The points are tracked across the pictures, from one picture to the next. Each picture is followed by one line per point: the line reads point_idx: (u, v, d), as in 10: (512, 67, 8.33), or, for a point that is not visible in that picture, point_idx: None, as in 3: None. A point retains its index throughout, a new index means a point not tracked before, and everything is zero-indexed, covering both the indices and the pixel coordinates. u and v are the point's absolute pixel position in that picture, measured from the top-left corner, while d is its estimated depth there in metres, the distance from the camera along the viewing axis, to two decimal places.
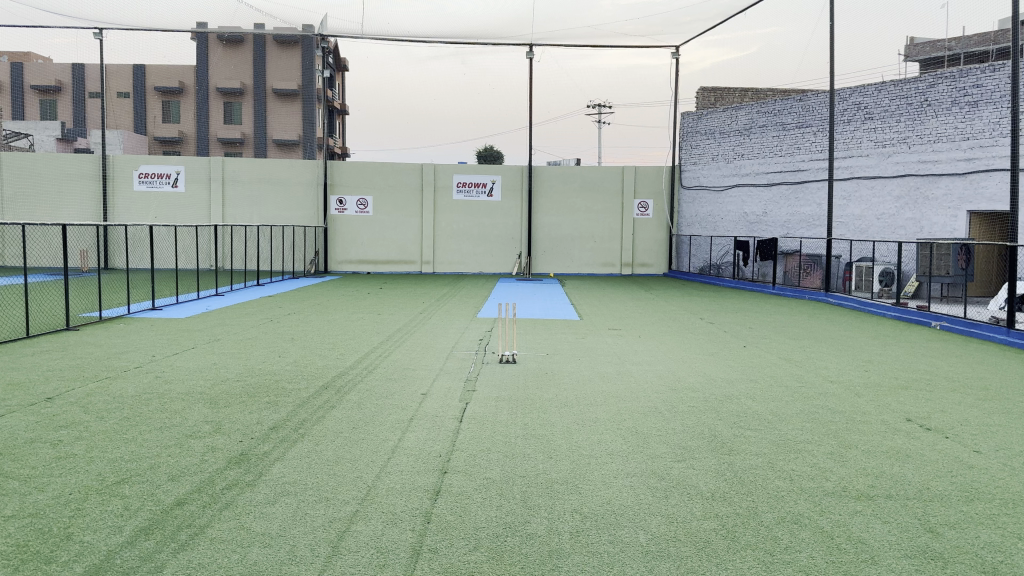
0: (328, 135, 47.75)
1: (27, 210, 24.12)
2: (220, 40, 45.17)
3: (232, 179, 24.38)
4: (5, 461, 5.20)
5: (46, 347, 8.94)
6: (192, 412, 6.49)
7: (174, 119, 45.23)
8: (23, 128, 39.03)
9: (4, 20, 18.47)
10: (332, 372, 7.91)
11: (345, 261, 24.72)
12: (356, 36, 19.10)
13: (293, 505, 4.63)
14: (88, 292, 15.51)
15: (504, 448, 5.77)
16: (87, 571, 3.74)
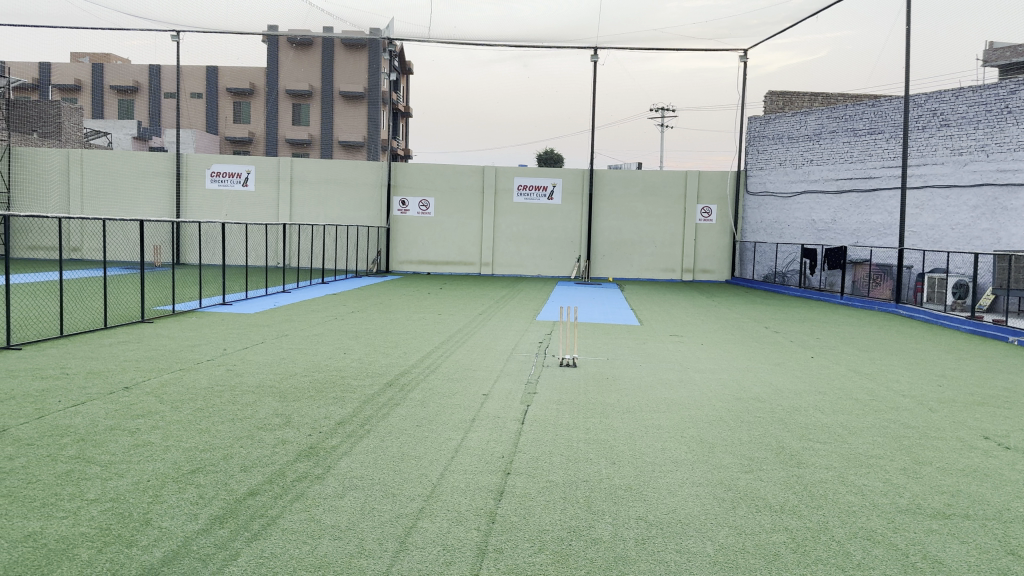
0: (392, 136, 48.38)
1: (105, 206, 25.02)
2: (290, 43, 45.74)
3: (300, 179, 24.91)
4: (88, 447, 5.40)
5: (123, 338, 9.27)
6: (263, 404, 6.65)
7: (245, 120, 46.54)
8: (101, 126, 40.63)
9: (87, 23, 19.24)
10: (395, 371, 8.00)
11: (406, 261, 25.02)
12: (422, 39, 19.37)
13: (360, 499, 4.70)
14: (161, 286, 16.04)
15: (567, 451, 5.75)
16: (165, 556, 3.85)
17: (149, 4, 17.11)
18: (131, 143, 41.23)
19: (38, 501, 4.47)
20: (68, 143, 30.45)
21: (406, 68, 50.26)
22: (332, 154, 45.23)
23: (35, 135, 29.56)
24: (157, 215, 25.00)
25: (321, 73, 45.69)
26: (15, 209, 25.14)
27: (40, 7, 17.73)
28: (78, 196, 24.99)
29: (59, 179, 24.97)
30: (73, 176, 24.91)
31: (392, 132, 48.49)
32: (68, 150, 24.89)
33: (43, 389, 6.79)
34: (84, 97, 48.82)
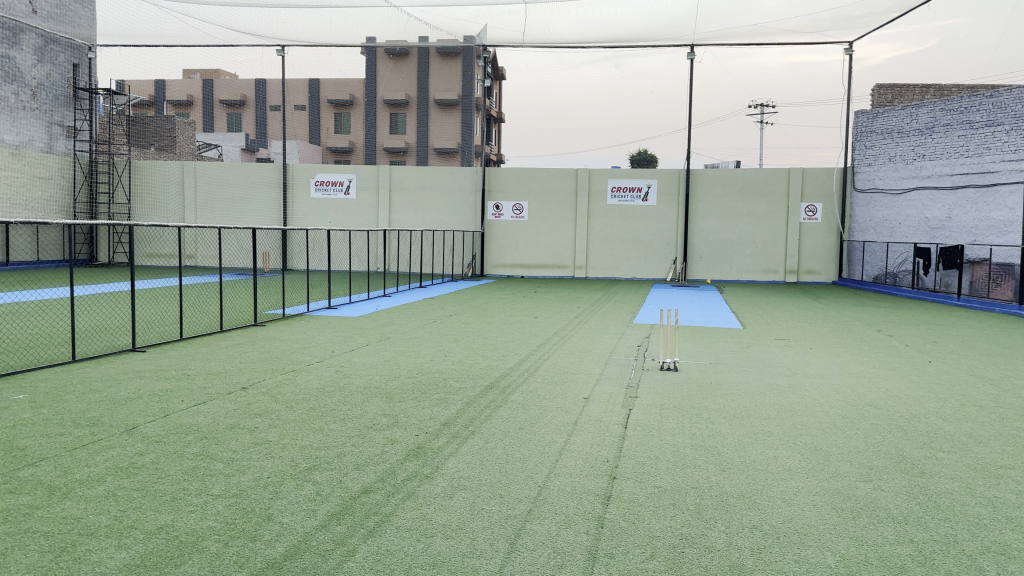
0: (486, 142, 48.86)
1: (217, 216, 26.27)
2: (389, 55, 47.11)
3: (398, 186, 25.51)
4: (211, 445, 5.67)
5: (238, 340, 9.71)
6: (371, 404, 6.83)
7: (346, 130, 47.93)
8: (213, 139, 42.81)
9: (199, 41, 20.30)
10: (497, 373, 8.07)
11: (501, 265, 25.29)
12: (516, 45, 19.58)
13: (470, 499, 4.76)
14: (271, 290, 16.76)
15: (674, 456, 5.66)
16: (287, 551, 3.99)
17: (257, 22, 17.95)
18: (240, 155, 43.32)
19: (168, 495, 4.72)
20: (182, 155, 32.14)
21: (499, 74, 50.60)
22: (427, 161, 46.11)
23: (152, 149, 31.25)
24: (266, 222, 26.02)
25: (417, 82, 46.56)
26: (136, 219, 26.73)
27: (158, 28, 18.84)
28: (193, 205, 26.29)
29: (175, 189, 26.32)
30: (188, 187, 26.24)
31: (486, 138, 48.88)
32: (183, 162, 26.26)
33: (168, 388, 7.19)
34: (197, 112, 51.36)
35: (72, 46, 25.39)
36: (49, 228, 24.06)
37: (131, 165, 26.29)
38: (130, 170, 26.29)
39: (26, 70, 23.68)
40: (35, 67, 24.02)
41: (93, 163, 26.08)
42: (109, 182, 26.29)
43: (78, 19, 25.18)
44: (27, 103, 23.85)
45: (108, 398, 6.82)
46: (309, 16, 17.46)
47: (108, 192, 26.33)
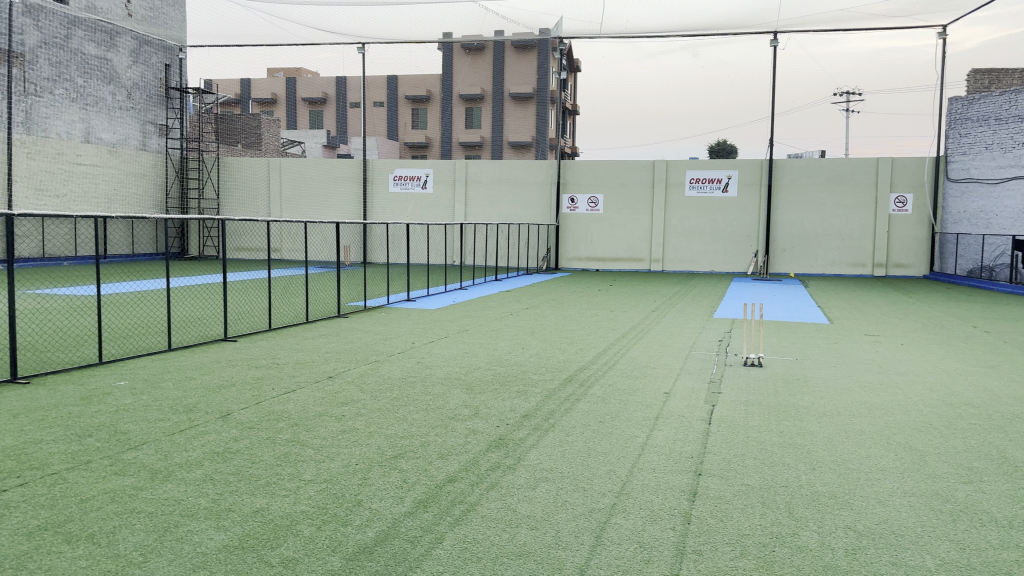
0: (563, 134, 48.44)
1: (300, 211, 27.05)
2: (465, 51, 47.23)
3: (474, 180, 25.76)
4: (301, 432, 5.86)
5: (323, 331, 9.98)
6: (452, 395, 6.92)
7: (422, 125, 49.12)
8: (296, 137, 44.09)
9: (283, 40, 20.86)
10: (575, 366, 8.06)
11: (575, 258, 25.25)
12: (594, 36, 19.40)
13: (553, 491, 4.77)
14: (353, 283, 17.17)
15: (760, 454, 5.55)
16: (378, 536, 4.08)
17: (338, 19, 18.30)
18: (321, 151, 44.52)
19: (263, 479, 4.90)
20: (268, 152, 33.23)
21: (574, 66, 50.16)
22: (502, 155, 46.22)
23: (240, 146, 32.37)
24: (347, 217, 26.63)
25: (492, 76, 46.52)
26: (225, 214, 27.80)
27: (245, 28, 19.39)
28: (278, 200, 27.16)
29: (261, 185, 27.24)
30: (273, 182, 27.13)
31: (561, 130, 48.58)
32: (270, 159, 27.16)
33: (258, 376, 7.46)
34: (279, 109, 52.83)
35: (164, 47, 26.41)
36: (143, 223, 25.23)
37: (220, 163, 27.45)
38: (219, 167, 27.52)
39: (122, 71, 24.77)
40: (130, 68, 25.09)
41: (183, 160, 27.19)
42: (200, 179, 27.41)
43: (169, 22, 26.53)
44: (124, 103, 24.95)
45: (203, 386, 7.11)
46: (387, 12, 17.69)
47: (198, 187, 27.47)
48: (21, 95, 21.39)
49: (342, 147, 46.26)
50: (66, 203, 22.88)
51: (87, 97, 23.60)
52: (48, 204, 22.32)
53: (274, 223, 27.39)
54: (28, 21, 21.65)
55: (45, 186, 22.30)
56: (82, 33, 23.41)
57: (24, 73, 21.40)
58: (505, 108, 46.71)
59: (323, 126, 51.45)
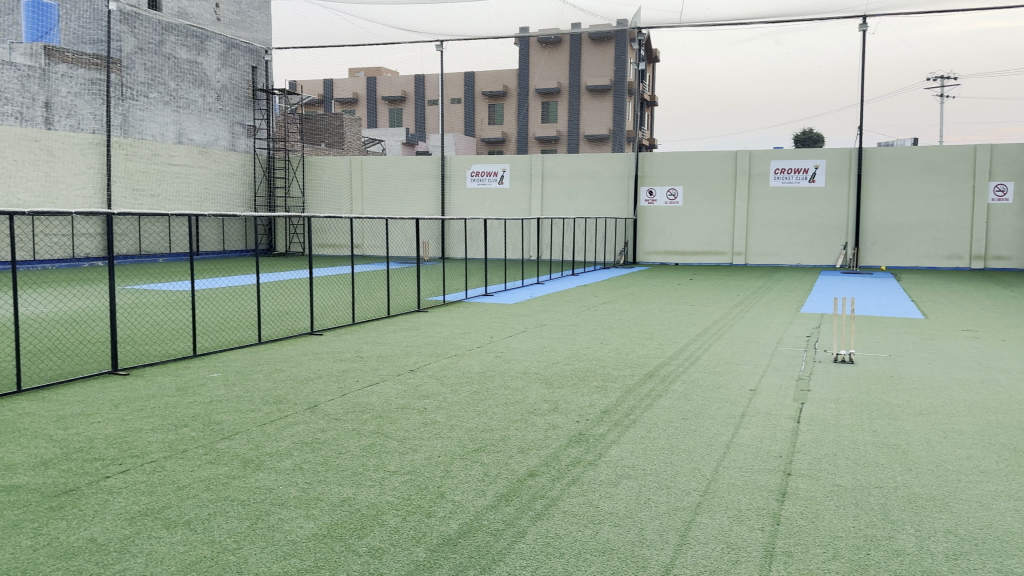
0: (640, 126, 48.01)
1: (380, 208, 27.61)
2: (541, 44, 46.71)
3: (551, 174, 25.74)
4: (385, 423, 5.98)
5: (404, 325, 10.16)
6: (532, 390, 6.94)
7: (498, 120, 49.61)
8: (377, 135, 45.04)
9: (364, 40, 21.30)
10: (656, 362, 7.96)
11: (654, 252, 24.95)
12: (673, 26, 19.09)
13: (636, 488, 4.72)
14: (433, 278, 17.41)
15: (852, 453, 5.35)
16: (461, 529, 4.12)
17: (417, 18, 18.56)
18: (401, 149, 45.35)
19: (349, 470, 5.01)
20: (349, 151, 34.03)
21: (652, 57, 49.54)
22: (578, 148, 46.27)
23: (323, 145, 33.29)
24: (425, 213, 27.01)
25: (569, 69, 46.45)
26: (310, 212, 28.60)
27: (328, 28, 19.84)
28: (360, 197, 27.78)
29: (343, 182, 27.90)
30: (355, 180, 27.72)
31: (639, 122, 48.15)
32: (351, 157, 27.78)
33: (343, 369, 7.66)
34: (360, 108, 53.98)
35: (251, 50, 27.44)
36: (234, 221, 26.23)
37: (305, 162, 28.29)
38: (304, 166, 28.35)
39: (212, 74, 25.83)
40: (219, 70, 26.15)
41: (270, 160, 28.12)
42: (285, 177, 28.28)
43: (255, 25, 27.94)
44: (214, 105, 26.03)
45: (291, 378, 7.34)
46: (466, 9, 17.84)
47: (284, 186, 28.34)
48: (119, 100, 22.50)
49: (421, 144, 46.98)
50: (161, 202, 23.80)
51: (179, 100, 24.68)
52: (145, 204, 23.35)
53: (356, 220, 28.03)
54: (125, 29, 22.85)
55: (141, 186, 23.28)
56: (175, 39, 24.47)
57: (121, 78, 22.54)
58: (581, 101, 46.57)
59: (402, 124, 52.42)
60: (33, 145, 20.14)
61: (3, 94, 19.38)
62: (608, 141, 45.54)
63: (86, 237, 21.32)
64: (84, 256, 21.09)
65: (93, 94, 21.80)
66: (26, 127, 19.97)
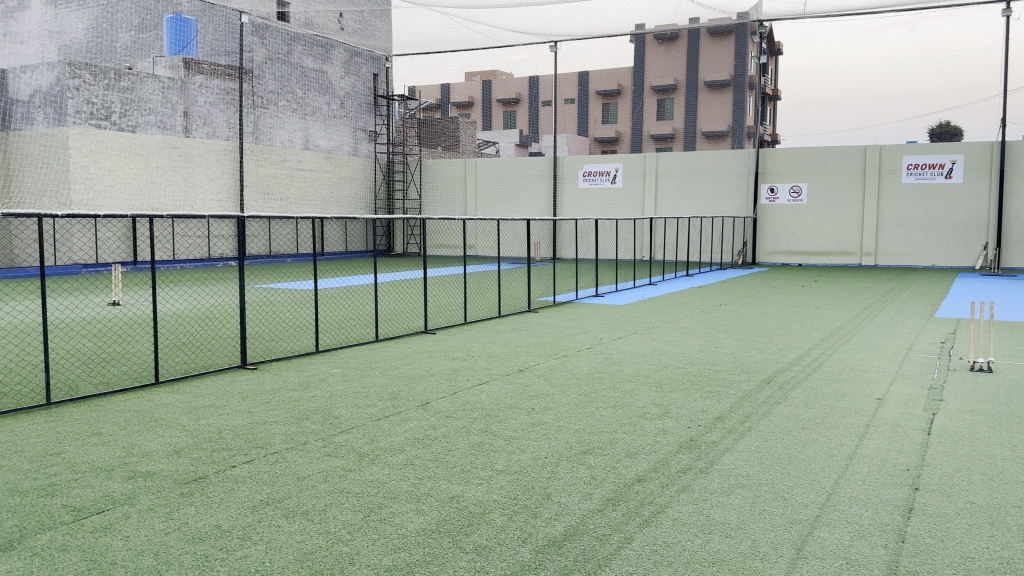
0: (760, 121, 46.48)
1: (494, 209, 27.98)
2: (658, 40, 46.43)
3: (665, 173, 25.26)
4: (494, 422, 6.05)
5: (514, 325, 10.23)
6: (642, 393, 6.83)
7: (612, 119, 48.95)
8: (491, 137, 45.74)
9: (479, 44, 21.63)
10: (774, 367, 7.65)
11: (775, 252, 24.07)
12: (796, 17, 18.34)
13: (750, 499, 4.54)
14: (544, 278, 17.45)
15: (990, 469, 4.95)
16: (567, 532, 4.10)
17: (531, 20, 18.69)
18: (514, 150, 45.86)
19: (458, 467, 5.10)
20: (464, 153, 34.67)
21: (775, 49, 47.68)
22: (695, 145, 45.37)
23: (440, 148, 34.11)
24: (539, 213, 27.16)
25: (686, 64, 45.40)
26: (426, 213, 29.35)
27: (444, 34, 20.36)
28: (474, 198, 28.24)
29: (458, 184, 28.46)
30: (469, 182, 28.21)
31: (760, 117, 46.58)
32: (466, 159, 28.29)
33: (455, 368, 7.80)
34: (476, 112, 54.81)
35: (372, 58, 28.54)
36: (355, 223, 27.31)
37: (422, 165, 29.09)
38: (421, 169, 29.15)
39: (336, 82, 27.06)
40: (342, 78, 27.37)
41: (390, 163, 28.98)
42: (404, 180, 29.19)
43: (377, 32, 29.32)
44: (338, 112, 27.18)
45: (405, 375, 7.56)
46: (579, 10, 17.83)
47: (403, 188, 29.21)
48: (251, 108, 23.89)
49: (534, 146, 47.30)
50: (289, 205, 25.10)
51: (306, 107, 25.94)
52: (274, 207, 24.62)
53: (470, 221, 28.53)
54: (256, 40, 24.28)
55: (272, 191, 24.51)
56: (302, 48, 25.91)
57: (252, 87, 23.96)
58: (699, 97, 45.27)
59: (516, 126, 52.92)
60: (173, 152, 21.57)
61: (146, 105, 20.97)
62: (728, 137, 44.38)
63: (220, 238, 22.70)
64: (219, 256, 22.42)
65: (226, 103, 23.25)
66: (168, 135, 21.53)
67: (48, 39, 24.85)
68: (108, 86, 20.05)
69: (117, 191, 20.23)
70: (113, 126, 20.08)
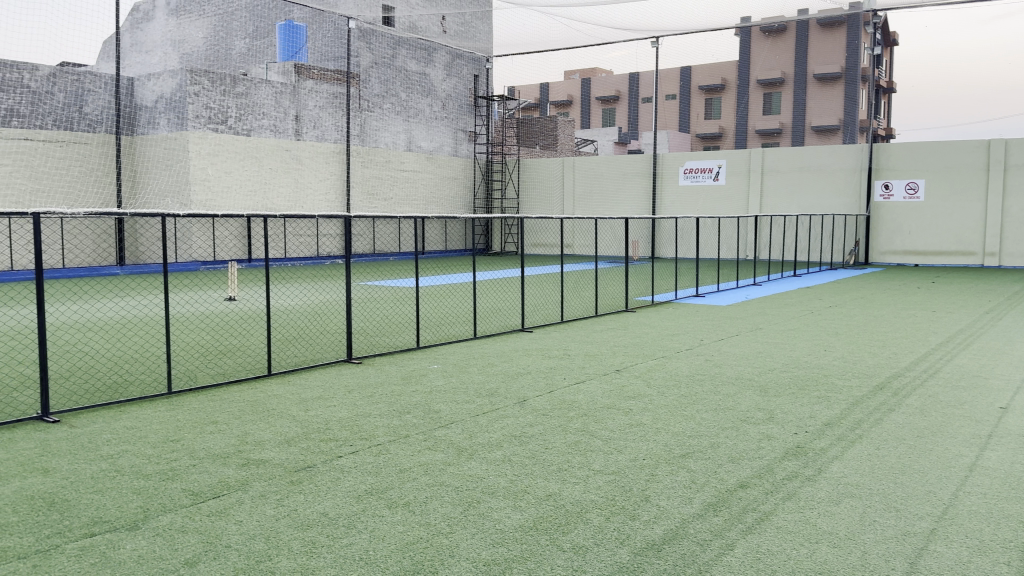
0: (874, 115, 44.51)
1: (592, 208, 27.84)
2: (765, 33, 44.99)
3: (771, 169, 24.47)
4: (591, 422, 6.02)
5: (612, 325, 10.16)
6: (745, 397, 6.64)
7: (715, 114, 47.69)
8: (590, 135, 45.60)
9: (578, 42, 21.57)
10: (886, 373, 7.29)
11: (889, 252, 22.93)
12: (914, 5, 17.39)
13: (860, 509, 4.34)
14: (643, 277, 17.25)
15: None
16: (667, 535, 4.04)
17: (631, 16, 18.48)
18: (613, 147, 45.52)
19: (555, 465, 5.10)
20: (563, 152, 34.65)
21: (890, 40, 45.39)
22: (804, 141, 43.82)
23: (538, 147, 34.21)
24: (638, 212, 26.85)
25: (795, 57, 43.86)
26: (524, 212, 29.52)
27: (545, 34, 20.42)
28: (571, 197, 28.20)
29: (556, 183, 28.48)
30: (567, 181, 28.19)
31: (874, 111, 44.57)
32: (564, 158, 28.28)
33: (551, 366, 7.81)
34: (574, 110, 54.67)
35: (473, 59, 28.90)
36: (455, 222, 27.78)
37: (520, 164, 29.30)
38: (519, 168, 29.33)
39: (438, 84, 27.51)
40: (444, 80, 27.77)
41: (489, 163, 29.41)
42: (502, 180, 29.49)
43: (478, 34, 29.82)
44: (439, 113, 27.65)
45: (503, 372, 7.64)
46: (681, 5, 17.53)
47: (501, 187, 29.52)
48: (358, 111, 24.62)
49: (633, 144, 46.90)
50: (392, 205, 25.80)
51: (410, 110, 26.51)
52: (379, 207, 25.40)
53: (568, 220, 28.49)
54: (362, 45, 25.04)
55: (376, 191, 25.31)
56: (406, 52, 26.42)
57: (359, 91, 24.75)
58: (808, 91, 43.75)
59: (615, 123, 52.45)
60: (285, 155, 22.59)
61: (260, 110, 22.00)
62: (839, 132, 42.68)
63: (327, 237, 23.62)
64: (326, 254, 23.35)
65: (335, 107, 24.12)
66: (280, 138, 22.48)
67: (172, 48, 26.38)
68: (224, 92, 21.10)
69: (232, 192, 21.36)
70: (229, 130, 21.20)
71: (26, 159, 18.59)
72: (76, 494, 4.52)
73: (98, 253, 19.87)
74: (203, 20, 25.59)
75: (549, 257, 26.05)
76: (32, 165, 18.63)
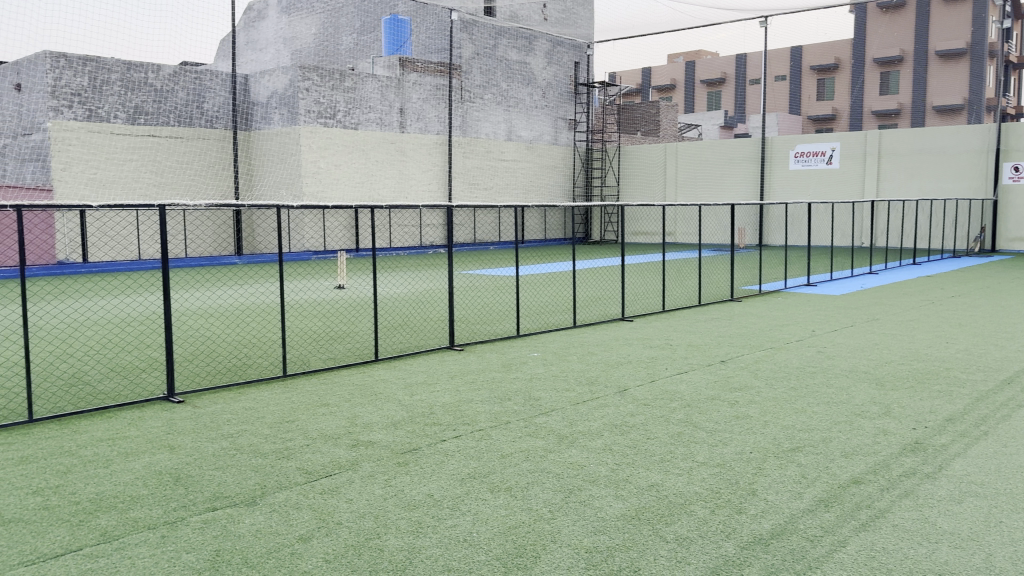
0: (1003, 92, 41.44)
1: (695, 195, 27.25)
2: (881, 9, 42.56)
3: (889, 152, 23.21)
4: (694, 413, 5.92)
5: (717, 314, 9.93)
6: (859, 390, 6.36)
7: (828, 95, 45.78)
8: (693, 121, 44.58)
9: (682, 25, 21.09)
10: (1016, 367, 6.81)
11: (1019, 239, 21.41)
12: None
13: (985, 509, 4.09)
14: (749, 266, 16.72)
15: None
16: (774, 530, 3.93)
17: None
18: (718, 132, 44.35)
19: (657, 455, 5.05)
20: (665, 138, 33.99)
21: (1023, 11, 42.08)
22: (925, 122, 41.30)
23: (640, 133, 33.72)
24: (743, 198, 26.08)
25: (915, 33, 41.31)
26: (624, 200, 29.21)
27: (649, 17, 20.05)
28: (673, 184, 27.69)
29: (657, 170, 28.02)
30: (669, 168, 27.70)
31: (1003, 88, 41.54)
32: (666, 144, 27.77)
33: (654, 356, 7.71)
34: (677, 94, 53.53)
35: (574, 46, 28.72)
36: (555, 211, 27.80)
37: (621, 152, 28.99)
38: (620, 155, 29.00)
39: (539, 73, 27.50)
40: (545, 68, 27.72)
41: (589, 151, 29.25)
42: (602, 167, 29.26)
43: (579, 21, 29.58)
44: (540, 102, 27.69)
45: (604, 361, 7.61)
46: None
47: (601, 175, 29.30)
48: (459, 102, 24.99)
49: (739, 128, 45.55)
50: (493, 194, 26.09)
51: (510, 100, 26.69)
52: (480, 196, 25.78)
53: (670, 207, 28.02)
54: (465, 36, 25.31)
55: (477, 181, 25.67)
56: (507, 41, 26.57)
57: (461, 82, 25.05)
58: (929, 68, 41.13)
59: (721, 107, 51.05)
60: (390, 147, 23.18)
61: (367, 104, 22.64)
62: (964, 111, 39.98)
63: (431, 227, 24.13)
64: (429, 243, 23.87)
65: (438, 99, 24.53)
66: (386, 131, 23.09)
67: (285, 45, 27.50)
68: (333, 87, 21.81)
69: (341, 184, 22.10)
70: (338, 124, 21.94)
71: (152, 154, 19.85)
72: (200, 470, 4.82)
73: (218, 243, 21.06)
74: (313, 17, 26.56)
75: (650, 245, 25.70)
76: (157, 160, 19.90)
